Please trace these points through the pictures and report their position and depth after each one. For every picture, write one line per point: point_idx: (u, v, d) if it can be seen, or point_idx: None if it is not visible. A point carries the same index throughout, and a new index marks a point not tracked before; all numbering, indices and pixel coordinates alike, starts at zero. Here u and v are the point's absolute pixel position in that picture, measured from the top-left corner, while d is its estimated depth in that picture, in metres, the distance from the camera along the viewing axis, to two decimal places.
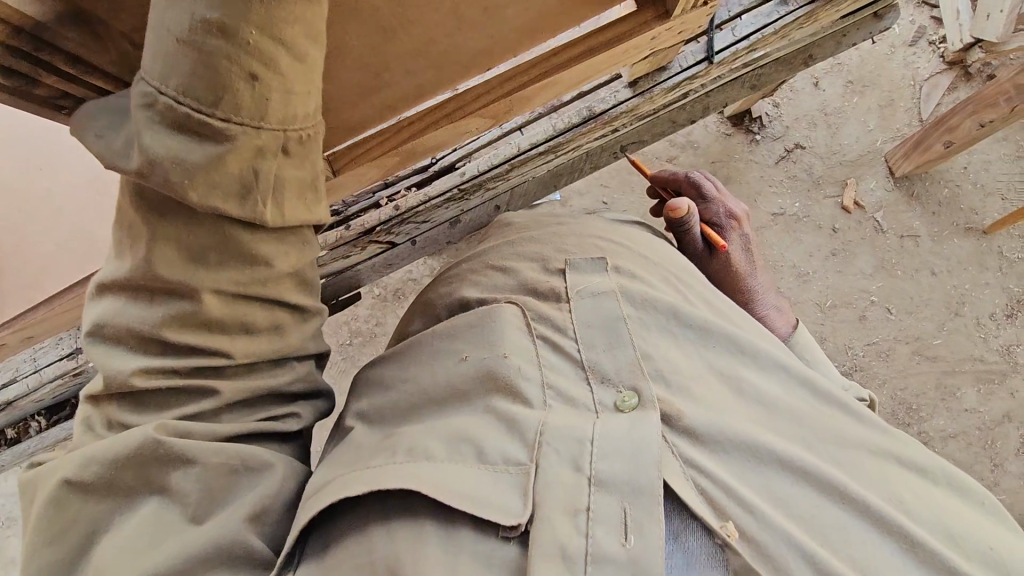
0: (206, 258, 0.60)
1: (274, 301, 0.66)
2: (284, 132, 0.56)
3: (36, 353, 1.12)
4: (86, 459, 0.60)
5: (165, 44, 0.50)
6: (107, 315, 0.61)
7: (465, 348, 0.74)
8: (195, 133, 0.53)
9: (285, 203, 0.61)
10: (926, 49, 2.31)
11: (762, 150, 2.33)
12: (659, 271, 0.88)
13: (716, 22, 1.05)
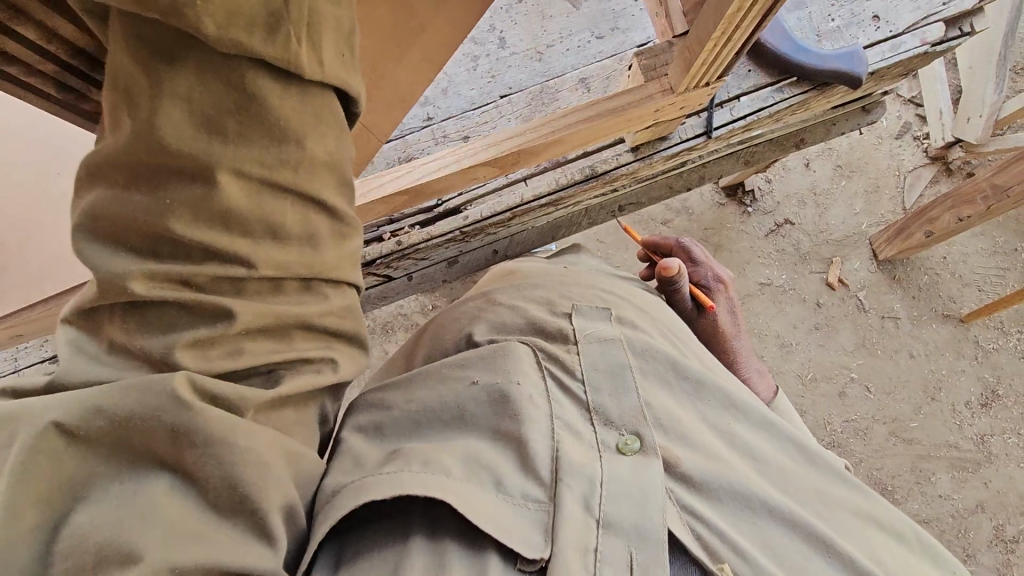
0: (225, 126, 0.52)
1: (306, 194, 0.59)
2: None
3: (17, 352, 1.09)
4: (94, 410, 0.52)
5: None
6: (99, 201, 0.52)
7: (476, 373, 0.74)
8: None
9: (320, 45, 0.54)
10: (911, 143, 2.41)
11: (752, 222, 2.42)
12: (658, 325, 0.91)
13: (717, 100, 1.11)
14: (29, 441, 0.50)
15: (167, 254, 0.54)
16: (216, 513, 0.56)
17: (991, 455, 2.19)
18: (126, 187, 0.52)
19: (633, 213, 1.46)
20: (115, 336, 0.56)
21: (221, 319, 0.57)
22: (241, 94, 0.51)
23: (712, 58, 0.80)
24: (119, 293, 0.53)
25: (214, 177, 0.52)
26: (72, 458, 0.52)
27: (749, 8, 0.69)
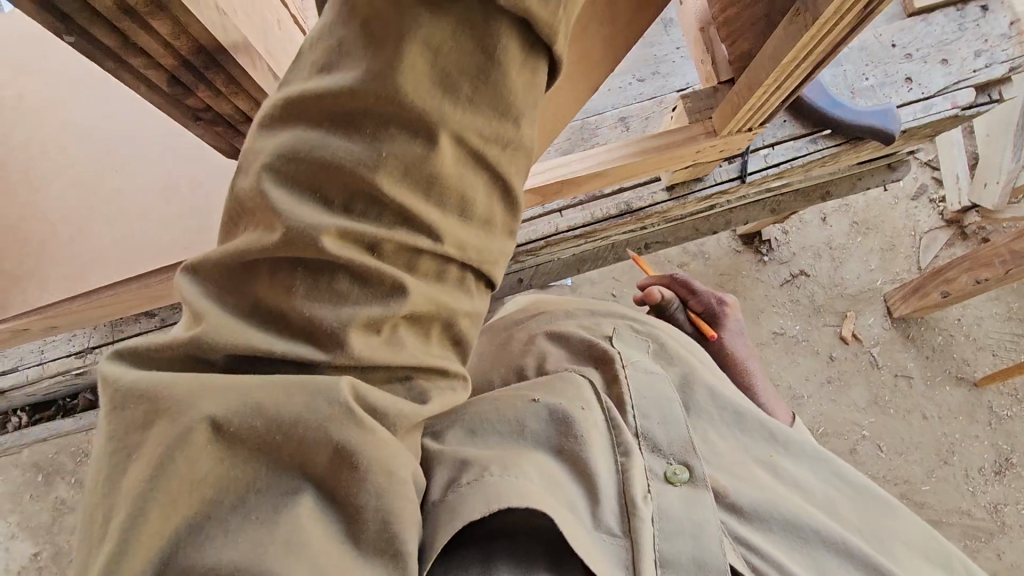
0: (456, 86, 0.45)
1: (497, 180, 0.51)
2: None
3: (45, 344, 1.10)
4: (252, 408, 0.46)
5: None
6: (296, 144, 0.45)
7: (540, 394, 0.74)
8: None
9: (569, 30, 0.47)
10: (927, 205, 2.43)
11: (768, 271, 2.43)
12: (694, 354, 0.94)
13: (751, 147, 1.14)
14: (182, 434, 0.44)
15: (359, 212, 0.47)
16: (350, 543, 0.49)
17: (1004, 524, 2.15)
18: (329, 131, 0.45)
19: (658, 251, 1.47)
20: (274, 307, 0.48)
21: (389, 305, 0.49)
22: (487, 56, 0.44)
23: (760, 104, 0.83)
24: (305, 249, 0.45)
25: (436, 136, 0.45)
26: (210, 456, 0.45)
27: (804, 58, 0.72)
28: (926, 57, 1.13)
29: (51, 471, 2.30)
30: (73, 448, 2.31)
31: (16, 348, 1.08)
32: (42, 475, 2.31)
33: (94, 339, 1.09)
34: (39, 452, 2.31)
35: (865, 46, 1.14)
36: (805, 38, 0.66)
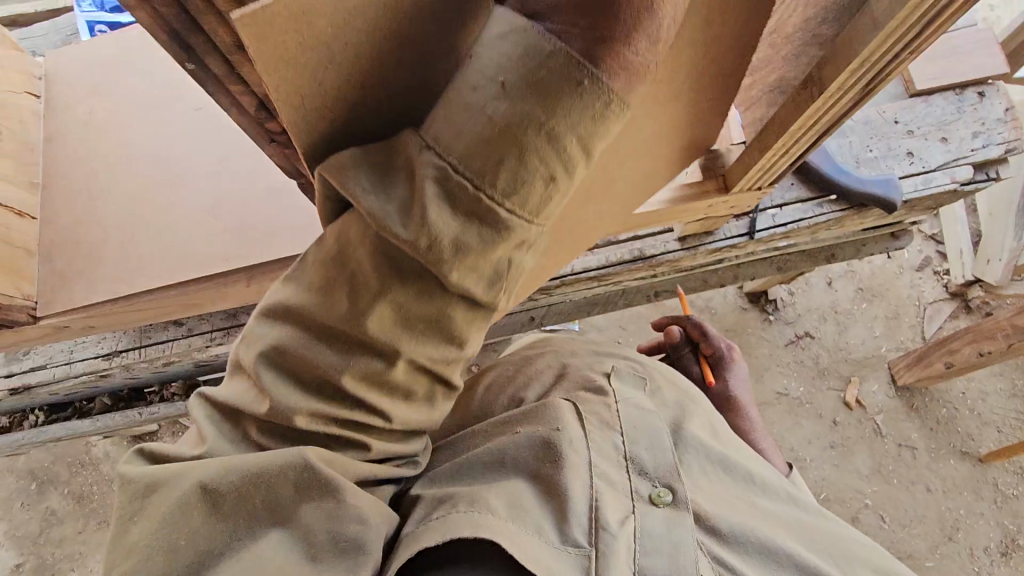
0: (413, 325, 0.56)
1: (440, 378, 0.63)
2: (534, 224, 0.52)
3: (74, 345, 1.14)
4: (229, 470, 0.59)
5: (471, 118, 0.48)
6: (283, 342, 0.58)
7: (526, 425, 0.83)
8: (459, 199, 0.49)
9: (515, 291, 0.57)
10: (930, 276, 2.48)
11: (773, 330, 2.46)
12: (688, 394, 1.00)
13: (760, 207, 1.21)
14: (182, 497, 0.58)
15: (329, 394, 0.60)
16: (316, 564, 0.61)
17: None
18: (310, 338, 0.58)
19: (666, 299, 1.52)
20: (254, 430, 0.62)
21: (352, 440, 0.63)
22: (439, 313, 0.56)
23: (770, 165, 0.90)
24: (284, 418, 0.59)
25: (395, 359, 0.58)
26: (203, 510, 0.59)
27: (808, 129, 0.79)
28: (927, 134, 1.21)
29: (45, 479, 2.29)
30: (71, 457, 2.31)
31: (47, 347, 1.13)
32: (37, 483, 2.30)
33: (122, 343, 1.13)
34: (36, 460, 2.31)
35: (869, 121, 1.22)
36: (813, 108, 0.73)
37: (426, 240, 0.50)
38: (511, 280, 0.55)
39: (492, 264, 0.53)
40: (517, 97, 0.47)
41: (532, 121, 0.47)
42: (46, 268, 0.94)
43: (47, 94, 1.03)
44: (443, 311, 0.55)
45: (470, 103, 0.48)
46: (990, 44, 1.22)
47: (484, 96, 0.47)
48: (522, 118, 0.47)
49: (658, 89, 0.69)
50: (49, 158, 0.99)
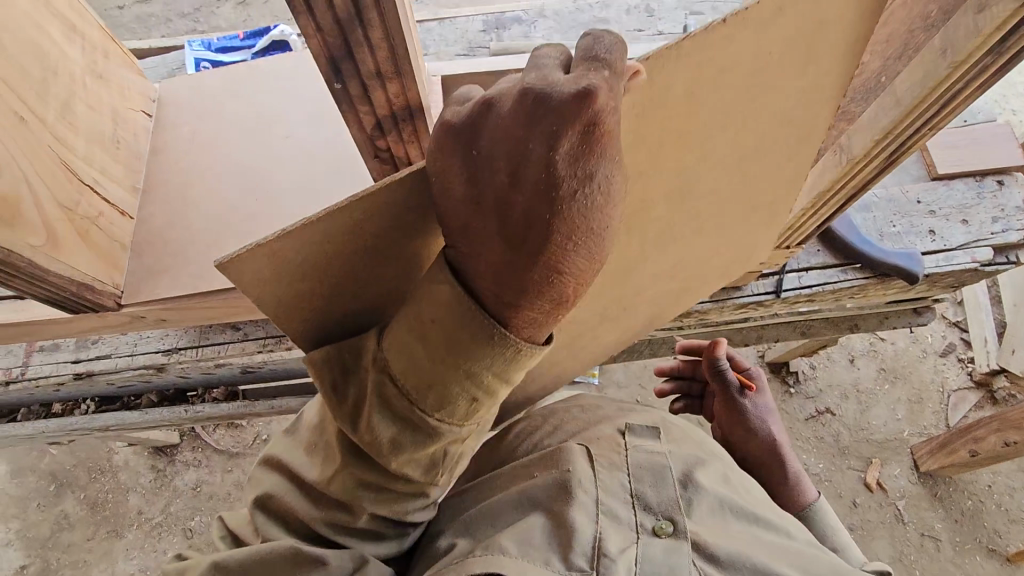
0: (371, 485, 0.77)
1: (397, 522, 0.83)
2: (459, 425, 0.71)
3: (139, 339, 1.22)
4: (235, 556, 0.78)
5: (403, 353, 0.67)
6: (277, 493, 0.82)
7: (538, 470, 0.90)
8: (397, 414, 0.69)
9: (448, 467, 0.78)
10: (954, 363, 2.48)
11: (793, 403, 2.46)
12: (702, 439, 1.03)
13: (788, 268, 1.27)
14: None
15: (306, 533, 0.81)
16: None
17: None
18: (299, 491, 0.81)
19: None
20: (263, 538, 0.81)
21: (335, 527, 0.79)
22: (388, 481, 0.76)
23: (798, 226, 0.98)
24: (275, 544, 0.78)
25: (356, 511, 0.78)
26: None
27: (834, 193, 0.87)
28: (949, 215, 1.29)
29: (64, 482, 2.33)
30: (91, 462, 2.36)
31: (114, 338, 1.21)
32: (55, 485, 2.33)
33: (184, 340, 1.22)
34: (58, 462, 2.36)
35: (892, 198, 1.31)
36: (841, 173, 0.80)
37: (370, 441, 0.71)
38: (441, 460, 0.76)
39: (426, 454, 0.74)
40: (440, 343, 0.65)
41: (452, 362, 0.65)
42: (135, 263, 1.04)
43: (158, 115, 1.18)
44: (389, 482, 0.76)
45: (405, 344, 0.67)
46: (1007, 139, 1.33)
47: (414, 342, 0.66)
48: (445, 365, 0.65)
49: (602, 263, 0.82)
50: (152, 168, 1.12)
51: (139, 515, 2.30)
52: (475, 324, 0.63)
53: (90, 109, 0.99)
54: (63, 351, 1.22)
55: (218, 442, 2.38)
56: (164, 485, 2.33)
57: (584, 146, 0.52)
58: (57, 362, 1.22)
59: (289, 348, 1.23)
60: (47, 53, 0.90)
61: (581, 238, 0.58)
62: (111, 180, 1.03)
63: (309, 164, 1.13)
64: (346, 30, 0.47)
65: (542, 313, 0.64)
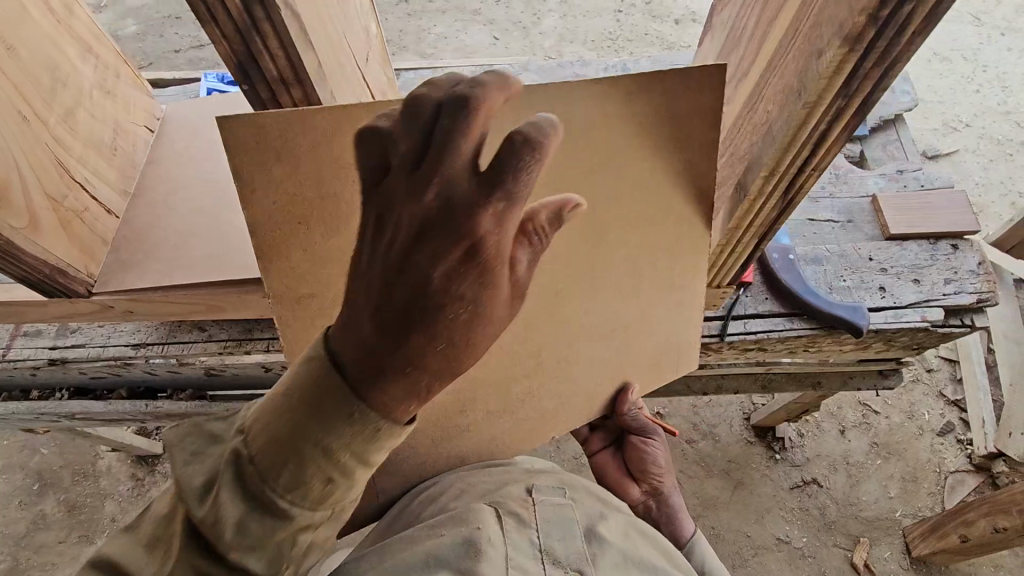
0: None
1: None
2: (314, 511, 0.64)
3: (113, 332, 1.31)
4: None
5: (265, 424, 0.63)
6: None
7: (447, 528, 0.88)
8: (249, 489, 0.64)
9: (303, 564, 0.69)
10: (953, 444, 2.36)
11: (778, 471, 2.36)
12: (605, 500, 1.04)
13: (734, 314, 1.29)
14: None
15: None
16: None
17: None
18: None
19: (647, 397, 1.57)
20: None
21: None
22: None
23: (721, 263, 1.00)
24: None
25: None
26: None
27: (745, 229, 0.91)
28: (901, 274, 1.30)
29: (48, 482, 2.39)
30: (77, 466, 2.42)
31: (91, 328, 1.30)
32: (39, 484, 2.39)
33: (154, 337, 1.30)
34: (47, 461, 2.43)
35: (844, 255, 1.33)
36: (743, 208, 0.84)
37: (212, 523, 0.63)
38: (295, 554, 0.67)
39: (275, 545, 0.65)
40: (300, 415, 0.61)
41: (307, 438, 0.61)
42: (113, 257, 1.14)
43: (160, 130, 1.32)
44: None
45: (268, 415, 0.63)
46: (963, 205, 1.35)
47: (278, 413, 0.63)
48: (303, 441, 0.61)
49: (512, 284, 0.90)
50: (145, 176, 1.25)
51: (112, 524, 2.33)
52: (336, 402, 0.60)
53: (93, 117, 1.13)
54: (44, 337, 1.31)
55: None
56: (141, 494, 2.36)
57: (494, 229, 0.52)
58: (37, 346, 1.30)
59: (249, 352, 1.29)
60: (59, 67, 1.04)
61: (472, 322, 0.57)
62: (103, 180, 1.15)
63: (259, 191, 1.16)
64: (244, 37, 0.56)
65: (393, 418, 0.61)
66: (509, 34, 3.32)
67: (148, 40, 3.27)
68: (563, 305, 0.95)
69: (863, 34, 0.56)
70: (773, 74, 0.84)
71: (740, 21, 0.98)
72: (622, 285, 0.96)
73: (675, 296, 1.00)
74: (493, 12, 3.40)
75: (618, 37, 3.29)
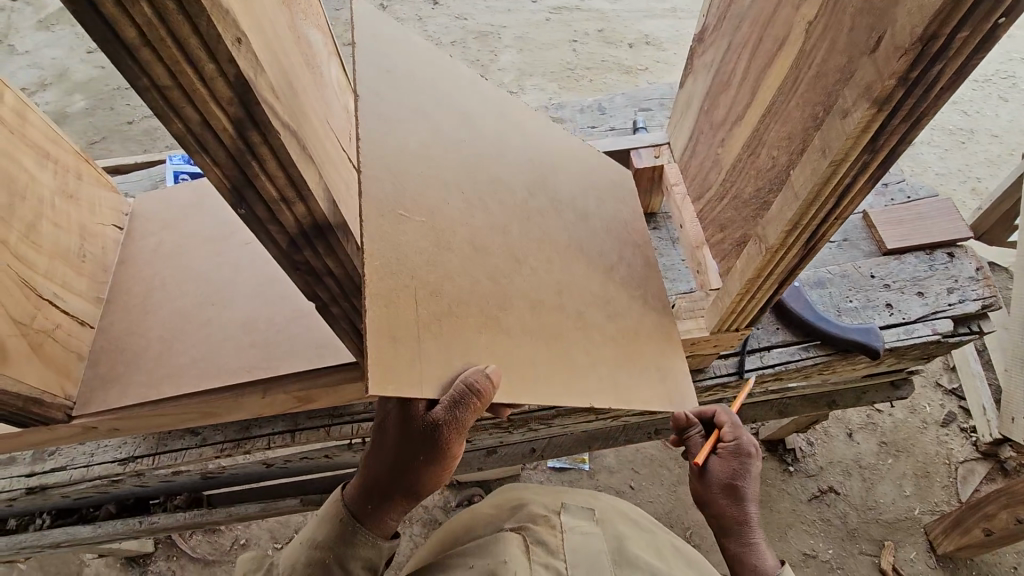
0: None
1: None
2: (428, 478, 0.89)
3: (96, 449, 1.20)
4: None
5: (381, 457, 0.92)
6: None
7: (473, 559, 0.95)
8: (373, 491, 0.94)
9: (431, 490, 0.92)
10: (957, 433, 2.39)
11: (793, 483, 2.34)
12: (631, 521, 1.10)
13: (748, 349, 1.27)
14: None
15: None
16: None
17: None
18: None
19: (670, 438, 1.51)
20: None
21: None
22: (382, 512, 0.95)
23: (739, 309, 0.96)
24: None
25: None
26: None
27: (765, 276, 0.85)
28: (904, 288, 1.30)
29: None
30: None
31: (71, 448, 1.19)
32: None
33: (142, 449, 1.20)
34: None
35: (847, 275, 1.33)
36: (764, 259, 0.81)
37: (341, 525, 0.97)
38: (428, 486, 0.91)
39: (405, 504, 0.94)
40: (401, 451, 0.88)
41: (411, 459, 0.88)
42: (93, 371, 1.06)
43: (130, 227, 1.24)
44: None
45: (381, 453, 0.92)
46: (951, 212, 1.37)
47: (385, 452, 0.91)
48: (404, 461, 0.89)
49: (504, 224, 0.94)
50: (118, 278, 1.17)
51: None
52: (416, 445, 0.86)
53: (57, 226, 1.05)
54: (18, 464, 1.20)
55: (194, 549, 2.24)
56: None
57: (445, 427, 0.81)
58: (12, 476, 1.20)
59: (249, 451, 1.21)
60: (16, 179, 0.96)
61: (442, 469, 0.89)
62: (73, 293, 1.06)
63: (256, 282, 1.15)
64: (240, 162, 0.57)
65: (430, 469, 0.88)
66: None
67: (100, 113, 3.15)
68: (546, 278, 0.94)
69: (892, 95, 0.55)
70: (775, 121, 0.83)
71: (727, 65, 0.98)
72: (575, 277, 0.97)
73: (658, 326, 1.00)
74: (450, 53, 3.40)
75: (577, 66, 3.32)
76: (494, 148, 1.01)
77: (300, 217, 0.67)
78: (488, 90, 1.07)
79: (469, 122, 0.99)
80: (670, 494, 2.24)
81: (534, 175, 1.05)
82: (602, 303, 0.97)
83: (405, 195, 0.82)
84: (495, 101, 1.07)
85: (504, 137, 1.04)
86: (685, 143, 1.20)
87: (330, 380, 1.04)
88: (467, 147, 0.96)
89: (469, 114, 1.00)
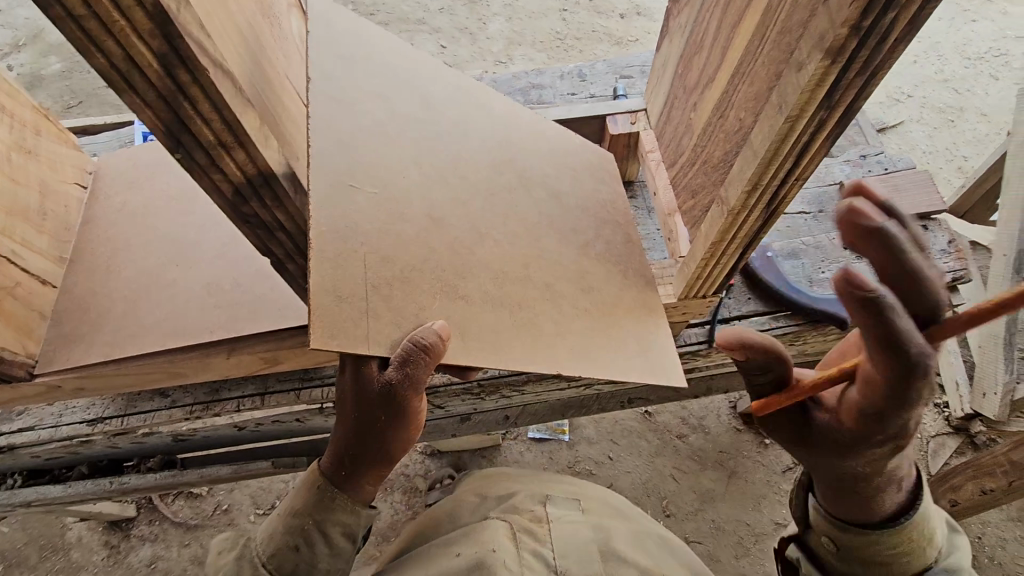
0: None
1: None
2: (399, 438, 0.89)
3: (64, 410, 1.20)
4: None
5: (345, 424, 0.90)
6: None
7: (462, 548, 0.93)
8: (344, 457, 0.92)
9: (406, 448, 0.91)
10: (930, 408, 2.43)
11: (770, 455, 2.26)
12: (616, 514, 1.08)
13: (719, 318, 1.27)
14: None
15: None
16: None
17: None
18: None
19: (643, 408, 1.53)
20: None
21: None
22: (358, 476, 0.94)
23: (705, 275, 0.97)
24: None
25: None
26: None
27: (728, 241, 0.85)
28: None
29: (12, 562, 2.20)
30: (43, 540, 2.24)
31: (39, 408, 1.19)
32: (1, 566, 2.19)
33: (109, 410, 1.19)
34: (9, 540, 2.23)
35: (820, 247, 1.33)
36: (725, 223, 0.81)
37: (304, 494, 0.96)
38: (405, 444, 0.91)
39: (382, 469, 0.94)
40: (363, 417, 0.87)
41: (376, 422, 0.86)
42: (55, 331, 1.04)
43: (94, 186, 1.22)
44: None
45: (343, 418, 0.90)
46: (926, 185, 1.36)
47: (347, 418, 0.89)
48: (367, 426, 0.87)
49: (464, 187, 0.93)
50: (81, 239, 1.15)
51: None
52: (377, 408, 0.85)
53: (15, 182, 1.02)
54: None
55: (176, 513, 2.26)
56: (117, 562, 2.20)
57: (404, 385, 0.80)
58: None
59: (219, 414, 1.21)
60: None
61: (409, 424, 0.88)
62: (33, 250, 1.04)
63: (220, 242, 1.13)
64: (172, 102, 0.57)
65: (397, 430, 0.88)
66: (456, 41, 3.26)
67: (77, 76, 3.07)
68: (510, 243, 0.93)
69: (845, 46, 0.54)
70: (742, 82, 0.81)
71: (701, 26, 0.96)
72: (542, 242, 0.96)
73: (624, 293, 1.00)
74: (438, 20, 3.32)
75: (567, 36, 3.26)
76: (451, 120, 1.00)
77: (241, 163, 0.67)
78: (455, 72, 1.07)
79: (428, 103, 0.99)
80: (648, 465, 2.28)
81: (504, 151, 1.04)
82: (568, 269, 0.97)
83: (358, 163, 0.83)
84: (453, 83, 1.05)
85: (469, 115, 1.03)
86: (661, 107, 1.18)
87: (295, 342, 1.04)
88: (431, 123, 0.96)
89: (425, 91, 1.00)
